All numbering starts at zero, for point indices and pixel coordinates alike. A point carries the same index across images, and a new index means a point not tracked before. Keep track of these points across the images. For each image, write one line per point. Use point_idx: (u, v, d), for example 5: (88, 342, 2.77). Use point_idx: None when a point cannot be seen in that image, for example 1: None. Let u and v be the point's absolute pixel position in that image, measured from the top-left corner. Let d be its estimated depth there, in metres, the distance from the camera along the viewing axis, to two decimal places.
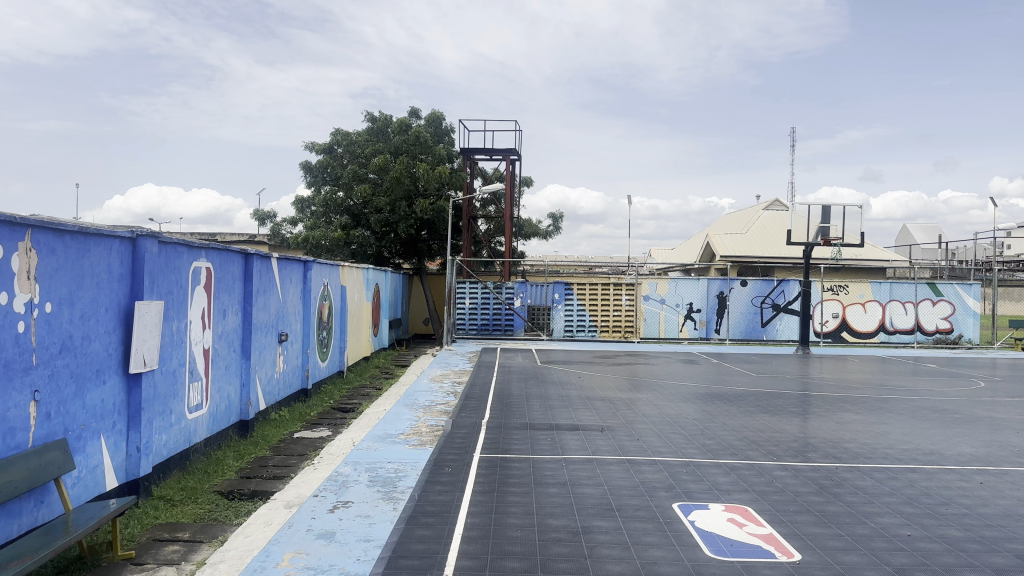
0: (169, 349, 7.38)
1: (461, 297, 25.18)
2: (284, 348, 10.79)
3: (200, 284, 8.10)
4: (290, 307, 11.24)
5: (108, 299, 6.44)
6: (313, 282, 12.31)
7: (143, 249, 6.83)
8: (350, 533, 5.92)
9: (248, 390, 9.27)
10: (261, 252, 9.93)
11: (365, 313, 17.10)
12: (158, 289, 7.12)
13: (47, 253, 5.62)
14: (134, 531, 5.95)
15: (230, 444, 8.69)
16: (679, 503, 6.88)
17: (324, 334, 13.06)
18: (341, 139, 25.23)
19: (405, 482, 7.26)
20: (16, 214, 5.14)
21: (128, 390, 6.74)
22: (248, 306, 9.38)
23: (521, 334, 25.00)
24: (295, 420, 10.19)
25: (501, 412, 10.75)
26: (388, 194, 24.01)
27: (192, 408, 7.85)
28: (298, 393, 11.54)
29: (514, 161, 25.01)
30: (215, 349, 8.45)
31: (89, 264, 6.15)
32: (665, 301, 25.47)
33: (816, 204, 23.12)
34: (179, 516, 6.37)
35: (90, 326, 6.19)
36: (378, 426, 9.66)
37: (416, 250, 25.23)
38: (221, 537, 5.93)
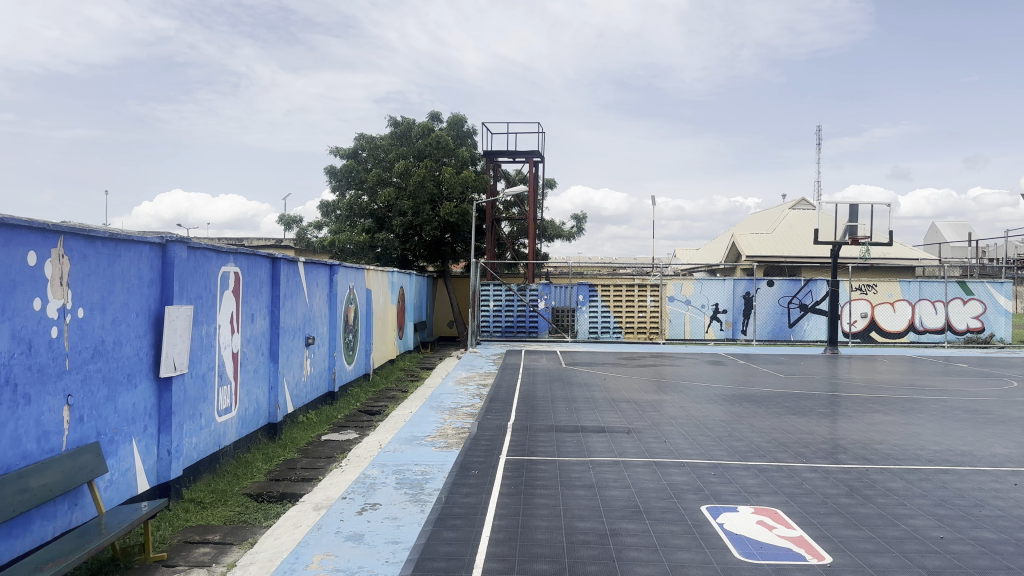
0: (199, 353, 7.46)
1: (485, 300, 25.19)
2: (311, 351, 10.88)
3: (229, 289, 8.19)
4: (317, 310, 11.31)
5: (139, 304, 6.54)
6: (338, 286, 12.37)
7: (173, 255, 6.91)
8: (378, 535, 5.96)
9: (276, 394, 9.35)
10: (288, 257, 10.01)
11: (391, 315, 17.18)
12: (187, 294, 7.20)
13: (79, 259, 5.73)
14: (166, 534, 6.04)
15: (259, 447, 8.76)
16: (708, 505, 6.81)
17: (350, 336, 13.15)
18: (366, 143, 25.42)
19: (433, 484, 7.27)
20: (49, 221, 5.29)
21: (159, 394, 6.83)
22: (276, 310, 9.47)
23: (546, 335, 25.00)
24: (323, 423, 10.25)
25: (526, 413, 10.75)
26: (412, 198, 24.12)
27: (222, 412, 7.93)
28: (325, 396, 11.62)
29: (537, 162, 24.87)
30: (244, 352, 8.55)
31: (120, 269, 6.26)
32: (690, 302, 25.29)
33: (844, 203, 22.81)
34: (210, 519, 6.44)
35: (121, 330, 6.29)
36: (405, 429, 9.70)
37: (440, 253, 25.29)
38: (252, 539, 6.00)
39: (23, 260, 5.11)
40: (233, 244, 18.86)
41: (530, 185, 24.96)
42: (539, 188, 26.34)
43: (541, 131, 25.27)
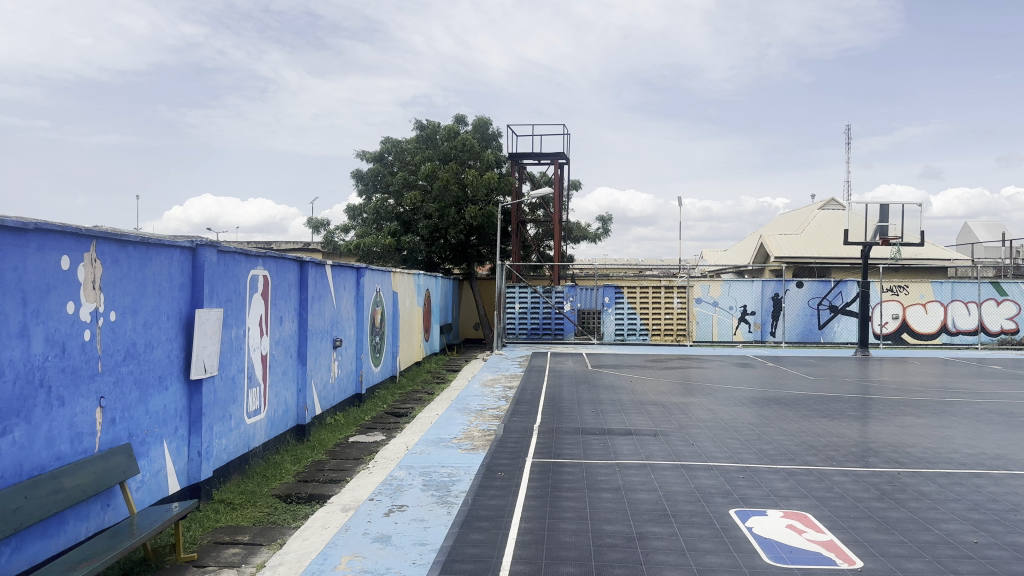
0: (228, 355, 7.56)
1: (510, 302, 25.19)
2: (339, 353, 10.95)
3: (259, 293, 8.28)
4: (344, 313, 11.38)
5: (170, 308, 6.63)
6: (365, 289, 12.45)
7: (203, 259, 7.00)
8: (405, 537, 5.97)
9: (305, 396, 9.43)
10: (316, 260, 10.09)
11: (417, 318, 17.25)
12: (217, 297, 7.28)
13: (111, 263, 5.84)
14: (196, 534, 6.11)
15: (288, 448, 8.85)
16: (737, 509, 6.74)
17: (377, 339, 13.21)
18: (392, 147, 25.56)
19: (459, 486, 7.27)
20: (81, 225, 5.41)
21: (189, 396, 6.91)
22: (304, 313, 9.55)
23: (572, 338, 24.97)
24: (350, 425, 10.32)
25: (552, 416, 10.72)
26: (437, 201, 24.21)
27: (251, 413, 8.02)
28: (353, 398, 11.69)
29: (562, 164, 24.80)
30: (273, 354, 8.63)
31: (152, 273, 6.36)
32: (718, 303, 25.06)
33: (874, 203, 22.48)
34: (240, 520, 6.50)
35: (153, 333, 6.38)
36: (431, 431, 9.71)
37: (466, 256, 25.41)
38: (281, 540, 6.04)
39: (57, 264, 5.27)
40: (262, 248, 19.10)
41: (556, 187, 24.91)
42: (564, 190, 26.29)
43: (566, 134, 25.50)
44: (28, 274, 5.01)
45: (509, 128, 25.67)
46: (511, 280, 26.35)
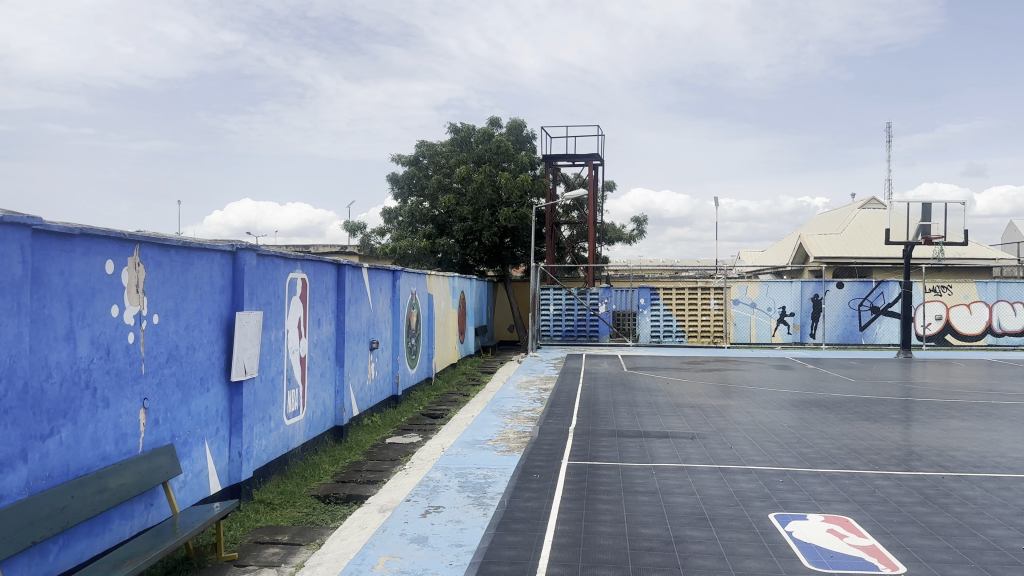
0: (268, 357, 7.66)
1: (545, 304, 25.19)
2: (375, 355, 11.05)
3: (297, 295, 8.39)
4: (380, 315, 11.48)
5: (211, 311, 6.75)
6: (401, 291, 12.54)
7: (243, 262, 7.11)
8: (442, 538, 6.00)
9: (342, 397, 9.53)
10: (353, 263, 10.19)
11: (451, 320, 17.33)
12: (257, 300, 7.39)
13: (154, 267, 5.98)
14: (237, 534, 6.20)
15: (326, 449, 8.95)
16: (777, 513, 6.64)
17: (413, 341, 13.29)
18: (426, 150, 25.76)
19: (495, 488, 7.28)
20: (125, 231, 5.55)
21: (230, 398, 7.02)
22: (341, 315, 9.65)
23: (607, 339, 24.87)
24: (386, 426, 10.40)
25: (588, 418, 10.68)
26: (471, 204, 24.34)
27: (290, 414, 8.12)
28: (389, 399, 11.78)
29: (597, 165, 24.72)
30: (311, 356, 8.72)
31: (194, 276, 6.48)
32: (756, 305, 24.73)
33: (916, 202, 22.02)
34: (280, 520, 6.59)
35: (195, 336, 6.50)
36: (467, 432, 9.74)
37: (500, 258, 25.52)
38: (319, 540, 6.11)
39: (101, 268, 5.42)
40: (300, 251, 19.35)
41: (590, 188, 24.84)
42: (599, 191, 26.21)
43: (602, 134, 25.38)
44: (73, 279, 5.19)
45: (543, 130, 25.69)
46: (545, 282, 26.33)
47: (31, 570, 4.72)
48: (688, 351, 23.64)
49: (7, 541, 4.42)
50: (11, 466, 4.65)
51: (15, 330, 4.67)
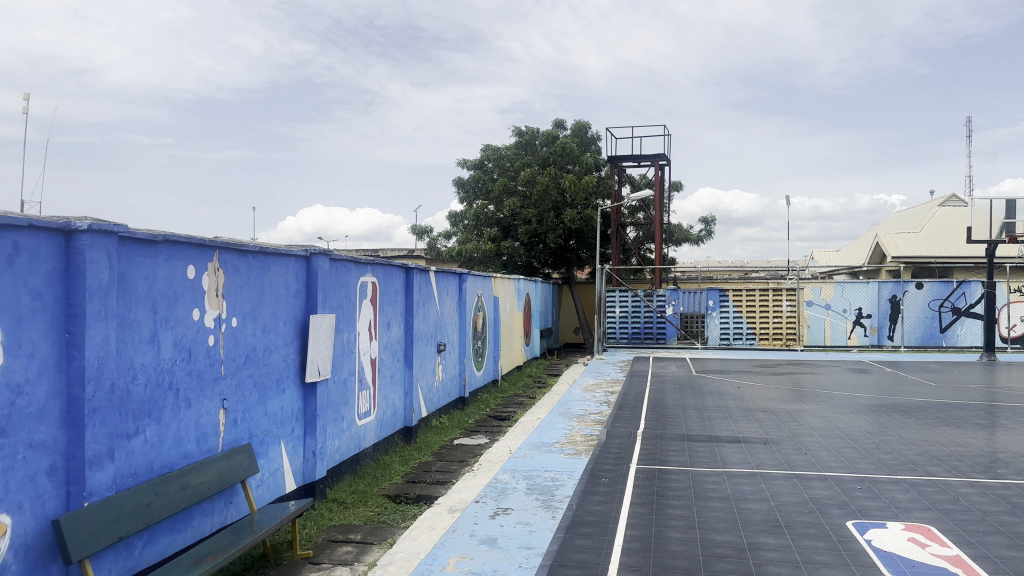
0: (340, 358, 7.83)
1: (611, 306, 24.94)
2: (443, 357, 11.17)
3: (368, 298, 8.55)
4: (447, 318, 11.61)
5: (287, 314, 6.94)
6: (467, 293, 12.66)
7: (316, 266, 7.28)
8: (512, 540, 6.02)
9: (411, 398, 9.66)
10: (421, 266, 10.33)
11: (517, 323, 17.39)
12: (330, 303, 7.57)
13: (232, 272, 6.19)
14: (312, 532, 6.36)
15: (397, 449, 9.10)
16: (854, 521, 6.45)
17: (479, 343, 13.40)
18: (491, 153, 25.88)
19: (563, 491, 7.27)
20: (206, 237, 5.78)
21: (305, 398, 7.21)
22: (410, 318, 9.80)
23: (674, 342, 24.58)
24: (454, 427, 10.51)
25: (656, 422, 10.57)
26: (536, 206, 24.41)
27: (362, 415, 8.28)
28: (456, 401, 11.90)
29: (663, 166, 24.44)
30: (381, 358, 8.88)
31: (270, 280, 6.68)
32: (831, 306, 24.05)
33: (1000, 199, 21.06)
34: (352, 518, 6.72)
35: (271, 338, 6.70)
36: (534, 435, 9.76)
37: (565, 260, 25.48)
38: (391, 539, 6.21)
39: (183, 273, 5.65)
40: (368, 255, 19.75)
41: (656, 189, 24.61)
42: (665, 192, 25.93)
43: (667, 135, 25.18)
44: (158, 284, 5.43)
45: (608, 131, 25.56)
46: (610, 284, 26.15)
47: (118, 563, 4.98)
48: (758, 354, 23.17)
49: (94, 536, 4.68)
50: (99, 464, 4.94)
51: (103, 333, 4.94)
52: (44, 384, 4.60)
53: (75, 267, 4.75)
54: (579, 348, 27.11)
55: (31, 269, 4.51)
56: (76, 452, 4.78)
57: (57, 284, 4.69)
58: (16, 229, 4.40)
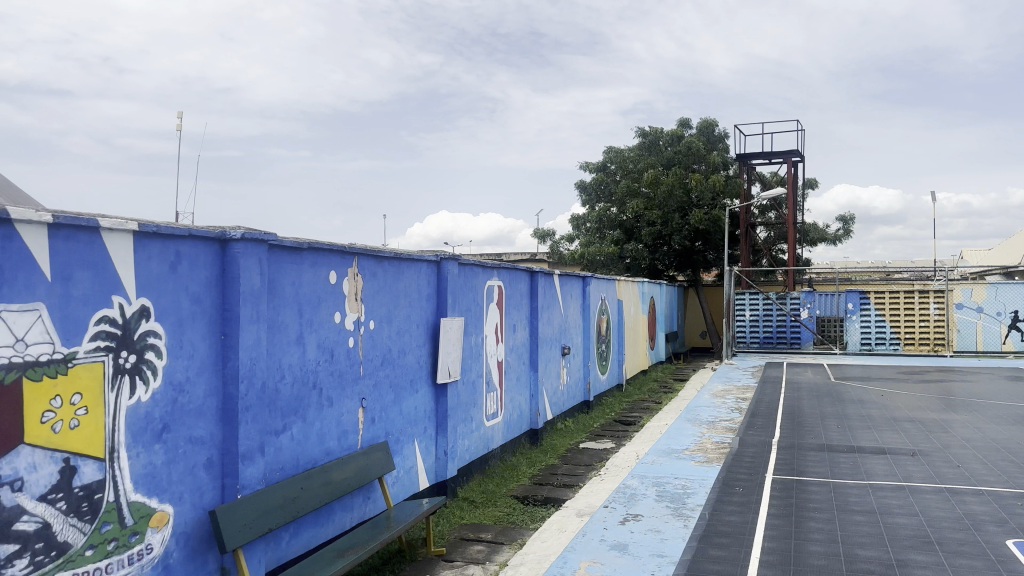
0: (469, 361, 7.96)
1: (741, 309, 24.47)
2: (567, 361, 11.16)
3: (494, 302, 8.65)
4: (571, 321, 11.59)
5: (419, 317, 7.12)
6: (591, 297, 12.59)
7: (446, 271, 7.44)
8: (643, 547, 5.91)
9: (537, 401, 9.69)
10: (546, 269, 10.37)
11: (642, 326, 17.22)
12: (459, 306, 7.71)
13: (369, 277, 6.42)
14: (444, 529, 6.49)
15: (523, 451, 9.17)
16: (1016, 540, 5.92)
17: (603, 347, 13.31)
18: (614, 155, 25.61)
19: (695, 499, 7.08)
20: (346, 244, 6.02)
21: (436, 399, 7.37)
22: (535, 321, 9.85)
23: (810, 347, 23.62)
24: (580, 431, 10.49)
25: (792, 431, 10.13)
26: (660, 208, 24.18)
27: (490, 416, 8.38)
28: (581, 405, 11.88)
29: (795, 163, 23.54)
30: (507, 361, 8.96)
31: (404, 285, 6.87)
32: (984, 309, 22.35)
33: None
34: (483, 518, 6.80)
35: (405, 340, 6.89)
36: (662, 440, 9.60)
37: (691, 262, 24.91)
38: (521, 540, 6.24)
39: (326, 279, 5.91)
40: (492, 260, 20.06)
41: (788, 187, 23.82)
42: (797, 190, 25.01)
43: (800, 132, 24.41)
44: (303, 289, 5.70)
45: (736, 128, 24.86)
46: (739, 287, 25.31)
47: (267, 554, 5.25)
48: (903, 360, 21.86)
49: (247, 527, 4.95)
50: (251, 459, 5.21)
51: (256, 335, 5.22)
52: (202, 381, 4.92)
53: (229, 274, 5.06)
54: (707, 353, 26.56)
55: (192, 276, 4.84)
56: (231, 447, 5.08)
57: (214, 290, 5.02)
58: (178, 238, 4.73)
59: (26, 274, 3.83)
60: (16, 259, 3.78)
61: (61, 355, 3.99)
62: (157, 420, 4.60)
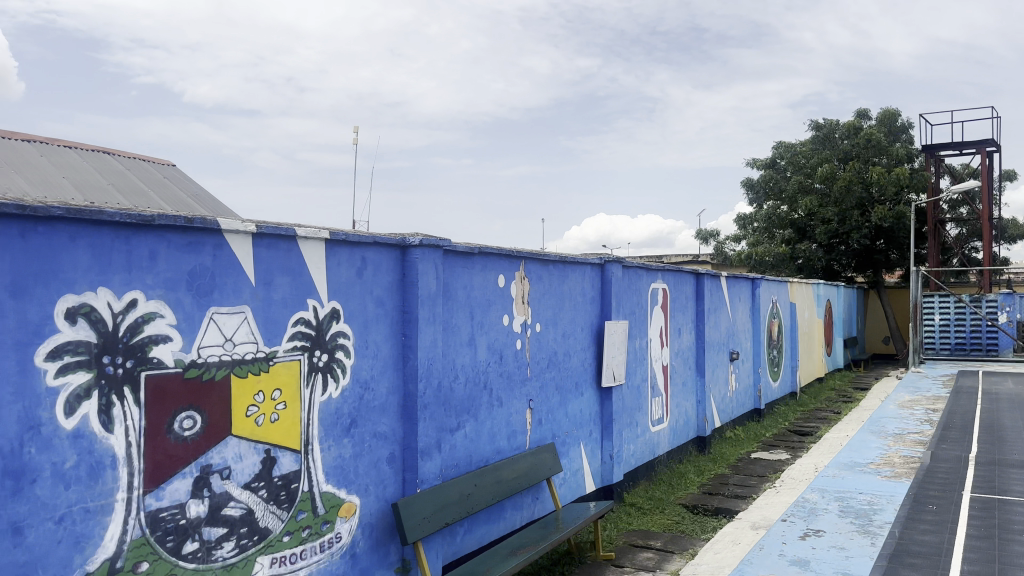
0: (634, 365, 7.89)
1: (930, 314, 22.72)
2: (736, 367, 10.86)
3: (659, 305, 8.53)
4: (740, 325, 11.27)
5: (584, 320, 7.14)
6: (761, 300, 12.15)
7: (610, 274, 7.42)
8: (826, 564, 5.62)
9: (704, 407, 9.50)
10: (713, 272, 10.14)
11: (818, 331, 16.53)
12: (623, 309, 7.66)
13: (536, 281, 6.52)
14: (613, 534, 6.47)
15: (691, 458, 9.00)
16: None
17: (774, 353, 12.83)
18: (785, 151, 24.79)
19: (883, 516, 6.64)
20: (514, 248, 6.15)
21: (601, 402, 7.35)
22: (701, 325, 9.63)
23: (1011, 354, 21.58)
24: (750, 440, 10.15)
25: (992, 446, 9.27)
26: (837, 205, 23.06)
27: (655, 422, 8.28)
28: (751, 413, 11.54)
29: (992, 153, 21.66)
30: (672, 365, 8.82)
31: (569, 287, 6.92)
32: None
33: None
34: (651, 525, 6.72)
35: (570, 343, 6.93)
36: (843, 453, 9.10)
37: (872, 262, 23.63)
38: (692, 550, 6.10)
39: (495, 282, 6.05)
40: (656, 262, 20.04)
41: (984, 179, 21.97)
42: (995, 182, 23.00)
43: (997, 117, 22.26)
44: (474, 292, 5.86)
45: (923, 118, 23.25)
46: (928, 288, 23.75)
47: (444, 547, 5.45)
48: None
49: (426, 519, 5.14)
50: (429, 454, 5.42)
51: (432, 337, 5.41)
52: (385, 379, 5.17)
53: (409, 277, 5.28)
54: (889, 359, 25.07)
55: (376, 280, 5.09)
56: (411, 443, 5.29)
57: (395, 294, 5.25)
58: (364, 245, 4.99)
59: (235, 277, 4.16)
60: (226, 264, 4.11)
61: (263, 354, 4.31)
62: (345, 415, 4.86)
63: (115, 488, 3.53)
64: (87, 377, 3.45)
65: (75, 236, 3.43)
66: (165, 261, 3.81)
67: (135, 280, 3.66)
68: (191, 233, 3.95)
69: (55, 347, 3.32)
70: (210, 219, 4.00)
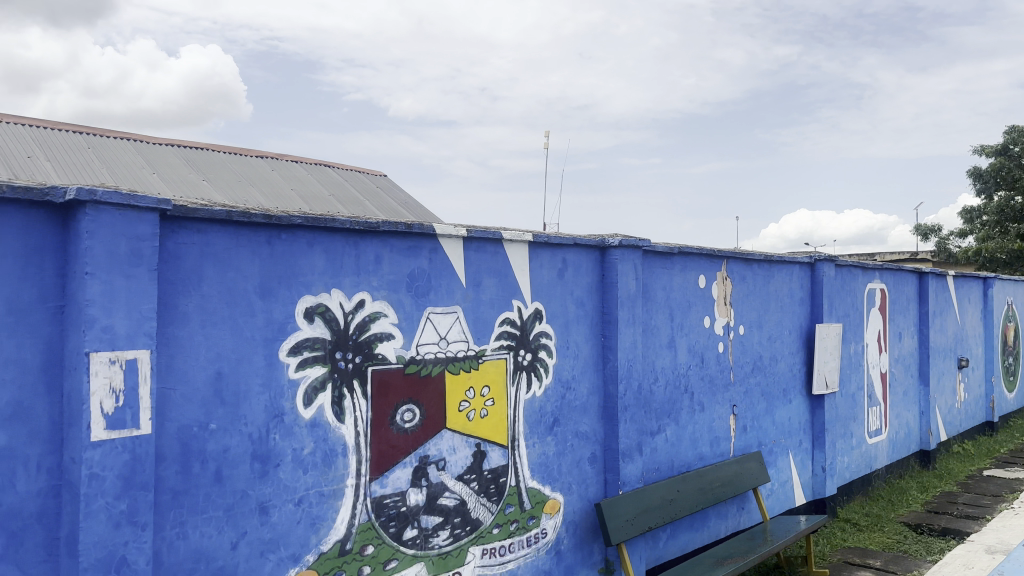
0: (847, 372, 8.60)
1: None
2: (965, 375, 11.23)
3: (877, 306, 9.25)
4: (969, 330, 11.45)
5: (792, 322, 8.02)
6: (994, 301, 12.06)
7: (820, 273, 8.23)
8: None
9: (927, 418, 10.06)
10: (937, 272, 10.46)
11: None
12: (836, 312, 8.43)
13: (741, 279, 7.48)
14: (827, 550, 6.29)
15: (913, 473, 9.62)
16: None
17: (1010, 360, 12.88)
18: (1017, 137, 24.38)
19: None
20: (715, 250, 7.14)
21: (811, 409, 8.22)
22: (925, 327, 10.09)
23: None
24: (982, 455, 10.51)
25: None
26: None
27: (873, 433, 9.01)
28: (983, 423, 11.74)
29: None
30: (892, 372, 9.43)
31: (774, 289, 7.86)
32: None
33: None
34: (869, 544, 6.46)
35: (777, 347, 7.85)
36: None
37: None
38: (917, 571, 5.78)
39: (695, 282, 7.11)
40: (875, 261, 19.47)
41: None
42: None
43: None
44: (674, 293, 6.94)
45: None
46: None
47: (647, 550, 6.40)
48: None
49: (629, 523, 6.07)
50: (631, 457, 6.68)
51: (630, 338, 6.60)
52: (586, 379, 6.55)
53: (610, 277, 6.59)
54: None
55: (575, 281, 6.52)
56: (611, 445, 6.56)
57: (594, 296, 6.62)
58: (564, 248, 6.44)
59: (447, 281, 5.86)
60: (439, 266, 5.82)
61: (473, 351, 5.97)
62: (548, 414, 6.33)
63: (342, 474, 5.28)
64: (321, 372, 5.20)
65: (311, 241, 5.19)
66: (387, 264, 5.56)
67: (362, 283, 5.43)
68: (409, 239, 5.68)
69: (294, 343, 5.06)
70: (425, 225, 5.71)
